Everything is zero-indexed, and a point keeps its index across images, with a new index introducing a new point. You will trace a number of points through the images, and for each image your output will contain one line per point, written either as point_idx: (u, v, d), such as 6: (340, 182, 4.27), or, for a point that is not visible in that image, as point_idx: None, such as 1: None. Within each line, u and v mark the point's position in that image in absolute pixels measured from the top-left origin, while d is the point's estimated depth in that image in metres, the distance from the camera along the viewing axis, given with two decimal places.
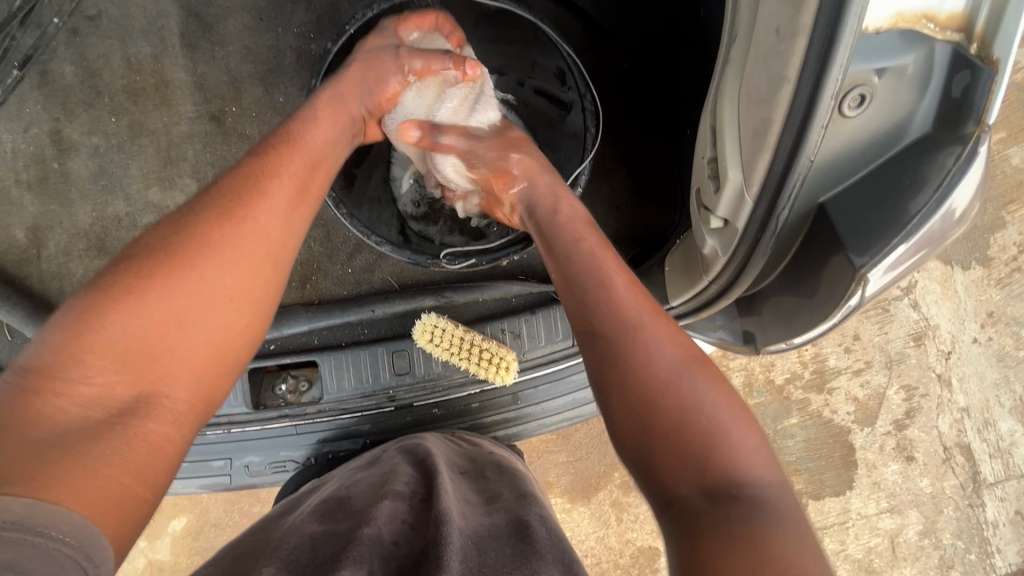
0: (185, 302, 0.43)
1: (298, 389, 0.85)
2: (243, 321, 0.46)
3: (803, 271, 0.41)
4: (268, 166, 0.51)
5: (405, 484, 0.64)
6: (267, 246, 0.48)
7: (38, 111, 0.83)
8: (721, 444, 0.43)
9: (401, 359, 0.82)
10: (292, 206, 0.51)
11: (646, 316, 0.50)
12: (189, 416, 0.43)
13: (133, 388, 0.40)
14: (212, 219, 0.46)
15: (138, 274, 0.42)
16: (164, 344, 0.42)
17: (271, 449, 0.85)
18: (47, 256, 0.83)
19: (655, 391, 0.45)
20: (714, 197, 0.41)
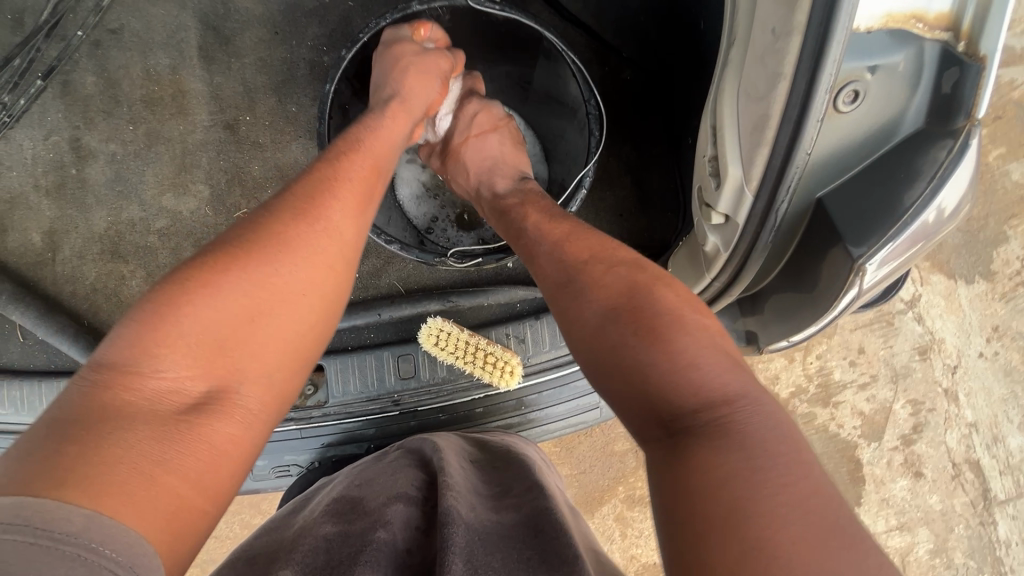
0: (260, 298, 0.43)
1: (303, 393, 0.84)
2: (313, 320, 0.47)
3: (802, 266, 0.42)
4: (337, 172, 0.53)
5: (416, 488, 0.65)
6: (337, 246, 0.49)
7: (59, 119, 0.85)
8: (686, 378, 0.41)
9: (407, 363, 0.82)
10: (357, 208, 0.52)
11: (628, 268, 0.50)
12: (258, 418, 0.42)
13: (206, 386, 0.40)
14: (285, 216, 0.47)
15: (216, 268, 0.43)
16: (238, 340, 0.42)
17: (276, 453, 0.86)
18: (62, 259, 0.84)
19: (622, 339, 0.45)
20: (715, 193, 0.42)
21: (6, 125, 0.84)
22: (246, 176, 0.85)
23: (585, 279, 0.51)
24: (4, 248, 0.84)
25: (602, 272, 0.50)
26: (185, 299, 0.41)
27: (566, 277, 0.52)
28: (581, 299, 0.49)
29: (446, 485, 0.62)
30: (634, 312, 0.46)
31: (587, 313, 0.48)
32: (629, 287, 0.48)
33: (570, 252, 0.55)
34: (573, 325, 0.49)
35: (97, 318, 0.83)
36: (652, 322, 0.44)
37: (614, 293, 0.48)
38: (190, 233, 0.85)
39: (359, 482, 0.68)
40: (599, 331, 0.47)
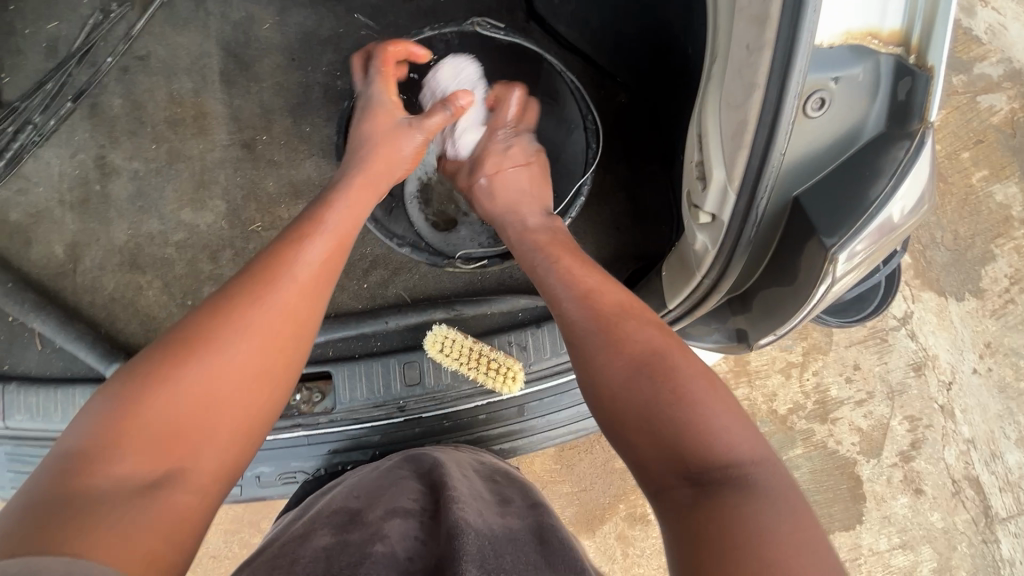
0: (214, 382, 0.48)
1: (311, 400, 0.87)
2: (267, 387, 0.51)
3: (783, 261, 0.46)
4: (292, 245, 0.56)
5: (412, 501, 0.66)
6: (288, 320, 0.53)
7: (85, 137, 0.90)
8: (707, 437, 0.47)
9: (412, 370, 0.85)
10: (317, 274, 0.56)
11: (646, 327, 0.54)
12: (213, 485, 0.47)
13: (162, 465, 0.45)
14: (234, 302, 0.51)
15: (169, 361, 0.47)
16: (194, 421, 0.47)
17: (283, 460, 0.88)
18: (83, 270, 0.88)
19: (650, 396, 0.50)
20: (702, 194, 0.46)
21: (35, 144, 0.89)
22: (261, 192, 0.90)
23: (602, 336, 0.55)
24: (26, 260, 0.88)
25: (620, 330, 0.55)
26: (139, 382, 0.46)
27: (585, 329, 0.57)
28: (598, 356, 0.54)
29: (455, 497, 0.64)
30: (655, 375, 0.50)
31: (607, 369, 0.53)
32: (650, 350, 0.52)
33: (585, 301, 0.59)
34: (587, 379, 0.54)
35: (113, 327, 0.86)
36: (675, 384, 0.49)
37: (633, 352, 0.53)
38: (207, 246, 0.89)
39: (358, 493, 0.70)
40: (618, 387, 0.52)
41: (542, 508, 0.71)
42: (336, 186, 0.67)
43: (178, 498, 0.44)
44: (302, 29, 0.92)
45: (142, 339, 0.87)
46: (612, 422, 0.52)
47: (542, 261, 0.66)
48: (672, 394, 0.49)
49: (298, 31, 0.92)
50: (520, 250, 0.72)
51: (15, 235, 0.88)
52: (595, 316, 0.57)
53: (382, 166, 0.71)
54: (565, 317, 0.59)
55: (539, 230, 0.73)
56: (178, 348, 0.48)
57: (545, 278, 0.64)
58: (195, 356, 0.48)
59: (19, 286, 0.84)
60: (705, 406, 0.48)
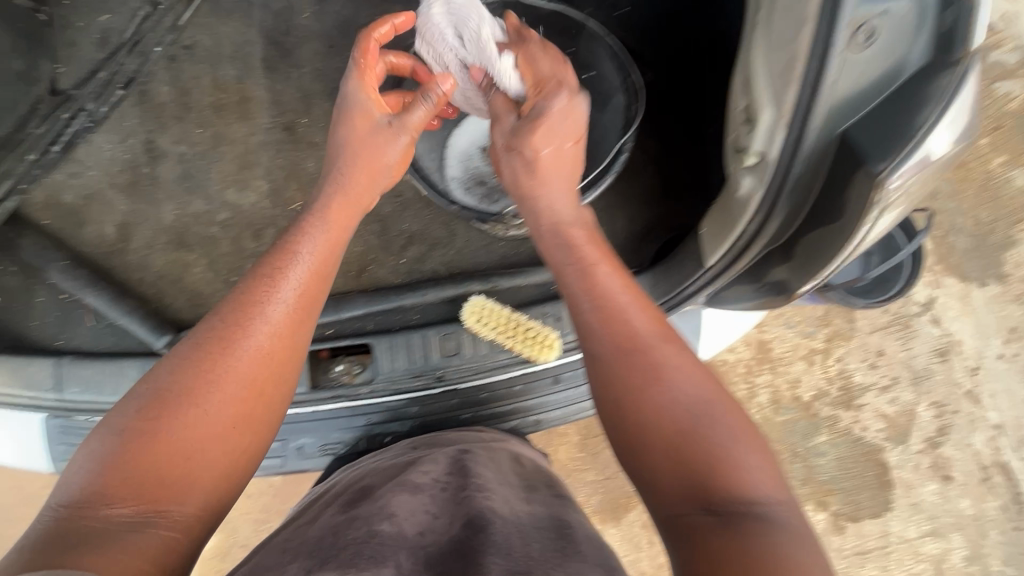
0: (197, 424, 0.51)
1: (352, 370, 0.89)
2: (251, 425, 0.54)
3: (828, 198, 0.48)
4: (269, 283, 0.59)
5: (427, 478, 0.69)
6: (271, 361, 0.56)
7: (135, 123, 0.94)
8: (730, 472, 0.50)
9: (450, 341, 0.87)
10: (296, 314, 0.59)
11: (674, 364, 0.57)
12: (199, 523, 0.49)
13: (148, 505, 0.47)
14: (213, 347, 0.54)
15: (155, 408, 0.51)
16: (179, 461, 0.49)
17: (323, 432, 0.90)
18: (133, 249, 0.91)
19: (670, 430, 0.53)
20: (749, 136, 0.49)
21: (88, 129, 0.93)
22: (301, 172, 0.93)
23: (632, 368, 0.58)
24: (80, 240, 0.92)
25: (649, 364, 0.57)
26: (127, 432, 0.49)
27: (613, 361, 0.59)
28: (624, 390, 0.57)
29: (483, 487, 0.67)
30: (681, 415, 0.54)
31: (629, 402, 0.56)
32: (678, 388, 0.56)
33: (612, 328, 0.60)
34: (609, 410, 0.58)
35: (161, 303, 0.90)
36: (693, 424, 0.53)
37: (658, 388, 0.56)
38: (250, 224, 0.92)
39: (378, 472, 0.74)
40: (638, 422, 0.55)
41: (568, 496, 0.73)
42: (316, 215, 0.69)
43: (170, 530, 0.47)
44: (340, 17, 0.96)
45: (189, 314, 0.90)
46: (628, 450, 0.56)
47: (571, 271, 0.67)
48: (690, 432, 0.53)
49: (336, 19, 0.96)
50: (552, 243, 0.72)
51: (69, 216, 0.92)
52: (621, 344, 0.59)
53: (358, 186, 0.73)
54: (592, 345, 0.61)
55: (572, 232, 0.72)
56: (165, 397, 0.51)
57: (575, 295, 0.64)
58: (183, 404, 0.51)
59: (74, 263, 0.88)
60: (725, 444, 0.52)
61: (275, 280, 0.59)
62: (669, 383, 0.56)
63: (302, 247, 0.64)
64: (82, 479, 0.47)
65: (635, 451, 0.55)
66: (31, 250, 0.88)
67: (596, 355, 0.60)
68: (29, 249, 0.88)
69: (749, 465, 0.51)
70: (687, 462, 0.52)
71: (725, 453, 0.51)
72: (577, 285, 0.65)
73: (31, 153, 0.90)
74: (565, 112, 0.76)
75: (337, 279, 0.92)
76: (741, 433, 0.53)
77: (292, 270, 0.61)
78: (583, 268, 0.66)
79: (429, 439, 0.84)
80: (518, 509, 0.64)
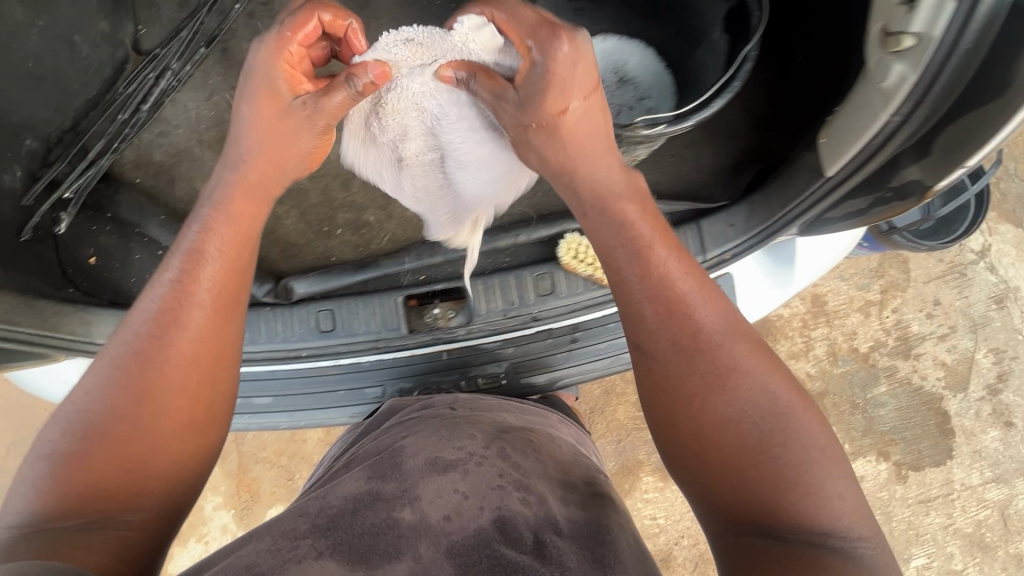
0: (131, 425, 0.59)
1: (446, 314, 0.90)
2: (199, 422, 0.63)
3: (992, 73, 0.48)
4: (182, 297, 0.64)
5: (457, 453, 0.68)
6: (195, 367, 0.63)
7: (220, 81, 0.96)
8: (804, 487, 0.56)
9: (545, 281, 0.88)
10: (209, 326, 0.64)
11: (747, 374, 0.61)
12: (165, 503, 0.60)
13: (116, 493, 0.57)
14: (129, 363, 0.61)
15: (85, 418, 0.59)
16: (138, 456, 0.59)
17: (421, 375, 0.91)
18: None
19: (746, 442, 0.58)
20: (907, 17, 0.52)
21: (173, 88, 0.94)
22: None
23: (707, 378, 0.61)
24: (172, 197, 0.93)
25: (717, 376, 0.61)
26: (89, 439, 0.58)
27: (686, 370, 0.62)
28: (696, 395, 0.61)
29: (523, 484, 0.64)
30: (750, 431, 0.59)
31: (698, 406, 0.61)
32: (748, 402, 0.60)
33: (684, 334, 0.63)
34: (671, 409, 0.62)
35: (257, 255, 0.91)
36: (760, 442, 0.58)
37: (730, 402, 0.60)
38: (338, 173, 0.93)
39: (404, 433, 0.74)
40: (710, 429, 0.60)
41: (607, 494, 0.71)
42: (219, 212, 0.70)
43: (126, 529, 0.56)
44: None
45: (284, 264, 0.91)
46: (693, 459, 0.61)
47: (622, 254, 0.66)
48: (757, 446, 0.58)
49: None
50: (610, 224, 0.69)
51: (161, 174, 0.94)
52: (690, 349, 0.62)
53: (260, 171, 0.74)
54: (658, 346, 0.63)
55: (638, 225, 0.67)
56: (131, 407, 0.60)
57: (638, 292, 0.65)
58: (145, 425, 0.59)
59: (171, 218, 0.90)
60: (794, 460, 0.57)
61: (187, 289, 0.65)
62: (738, 396, 0.60)
63: (210, 249, 0.67)
64: (54, 480, 0.56)
65: (701, 459, 0.60)
66: (130, 206, 0.90)
67: (667, 363, 0.63)
68: (127, 207, 0.90)
69: (816, 477, 0.56)
70: (758, 476, 0.57)
71: (795, 468, 0.56)
72: (638, 283, 0.64)
73: (123, 112, 0.92)
74: (573, 55, 0.65)
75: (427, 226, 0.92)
76: (823, 443, 0.58)
77: (195, 287, 0.65)
78: (641, 245, 0.66)
79: (468, 402, 0.83)
80: (552, 510, 0.61)
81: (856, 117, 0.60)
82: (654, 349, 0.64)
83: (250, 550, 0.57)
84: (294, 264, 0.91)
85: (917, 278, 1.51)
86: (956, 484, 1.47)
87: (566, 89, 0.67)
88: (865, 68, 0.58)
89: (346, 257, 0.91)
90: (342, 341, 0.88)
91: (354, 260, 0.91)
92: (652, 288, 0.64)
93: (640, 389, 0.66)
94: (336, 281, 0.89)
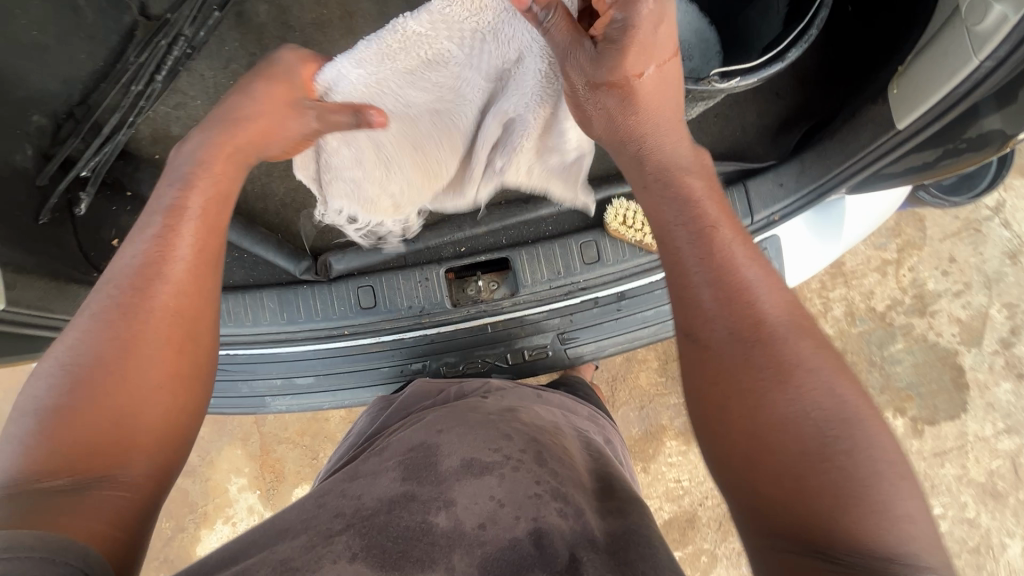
0: (118, 383, 0.51)
1: (489, 287, 0.88)
2: (186, 382, 0.55)
3: None
4: (165, 250, 0.57)
5: (493, 454, 0.64)
6: (184, 322, 0.56)
7: (235, 47, 0.90)
8: (872, 501, 0.42)
9: (590, 249, 0.87)
10: (193, 279, 0.58)
11: (811, 367, 0.47)
12: (156, 479, 0.51)
13: (97, 461, 0.48)
14: (112, 317, 0.54)
15: (69, 378, 0.51)
16: (126, 416, 0.51)
17: (467, 350, 0.89)
18: (250, 178, 0.88)
19: (806, 443, 0.45)
20: None
21: (187, 57, 0.89)
22: None
23: (759, 370, 0.48)
24: None
25: (777, 367, 0.48)
26: (75, 397, 0.50)
27: (732, 356, 0.49)
28: (740, 384, 0.48)
29: (561, 492, 0.60)
30: (794, 439, 0.45)
31: (737, 399, 0.48)
32: (810, 401, 0.46)
33: (733, 314, 0.50)
34: (709, 397, 0.49)
35: (289, 232, 0.88)
36: (813, 451, 0.44)
37: (783, 398, 0.46)
38: None
39: (438, 428, 0.69)
40: (758, 429, 0.46)
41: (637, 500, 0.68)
42: (196, 168, 0.63)
43: (120, 491, 0.48)
44: None
45: (319, 241, 0.88)
46: (731, 457, 0.47)
47: (682, 233, 0.55)
48: (814, 454, 0.44)
49: None
50: (673, 194, 0.59)
51: None
52: (747, 325, 0.50)
53: (237, 150, 0.65)
54: (696, 324, 0.51)
55: (694, 199, 0.58)
56: (112, 362, 0.52)
57: (687, 261, 0.53)
58: (130, 383, 0.51)
59: None
60: (858, 480, 0.42)
61: (167, 243, 0.58)
62: (791, 393, 0.46)
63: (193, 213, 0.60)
64: (31, 445, 0.47)
65: (743, 461, 0.46)
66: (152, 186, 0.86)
67: (707, 338, 0.50)
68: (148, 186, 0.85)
69: (890, 493, 0.42)
70: (805, 487, 0.43)
71: (872, 482, 0.43)
72: (693, 260, 0.53)
73: (136, 84, 0.86)
74: (657, 12, 0.56)
75: None
76: (896, 458, 0.44)
77: (179, 239, 0.58)
78: (715, 220, 0.55)
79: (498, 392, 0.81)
80: (589, 524, 0.57)
81: (940, 64, 0.57)
82: (698, 325, 0.51)
83: (283, 547, 0.52)
84: (329, 241, 0.88)
85: (933, 236, 1.51)
86: (969, 437, 1.51)
87: (645, 51, 0.58)
88: (957, 12, 0.55)
89: None
90: (384, 316, 0.87)
91: None
92: (703, 262, 0.53)
93: (683, 377, 0.53)
94: (375, 256, 0.86)
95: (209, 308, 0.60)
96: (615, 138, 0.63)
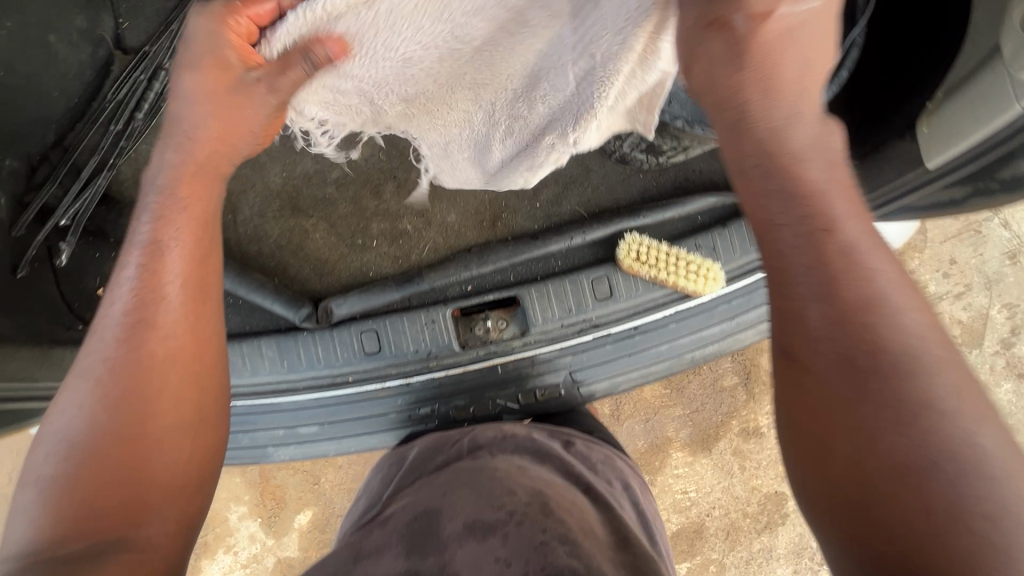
0: (126, 440, 0.45)
1: (498, 326, 0.84)
2: (204, 431, 0.49)
3: None
4: (150, 288, 0.50)
5: (495, 512, 0.60)
6: (187, 360, 0.49)
7: None
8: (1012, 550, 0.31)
9: (602, 285, 0.83)
10: (190, 319, 0.51)
11: (945, 369, 0.36)
12: (178, 534, 0.45)
13: (115, 526, 0.42)
14: (110, 370, 0.47)
15: (70, 443, 0.45)
16: (139, 475, 0.45)
17: (477, 391, 0.86)
18: (243, 221, 0.84)
19: (927, 459, 0.34)
20: None
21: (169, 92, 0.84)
22: None
23: (873, 406, 0.36)
24: None
25: (875, 369, 0.36)
26: (80, 460, 0.44)
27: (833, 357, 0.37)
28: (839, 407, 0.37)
29: (569, 539, 0.56)
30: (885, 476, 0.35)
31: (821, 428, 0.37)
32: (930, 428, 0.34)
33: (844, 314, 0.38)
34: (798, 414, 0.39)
35: (288, 277, 0.83)
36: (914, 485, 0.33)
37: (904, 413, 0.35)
38: (368, 180, 0.85)
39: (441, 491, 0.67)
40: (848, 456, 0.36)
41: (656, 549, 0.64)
42: (163, 194, 0.53)
43: (142, 552, 0.42)
44: None
45: (319, 285, 0.84)
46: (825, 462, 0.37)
47: (763, 169, 0.42)
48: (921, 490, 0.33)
49: None
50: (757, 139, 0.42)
51: None
52: (871, 310, 0.37)
53: (206, 159, 0.54)
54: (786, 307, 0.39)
55: (798, 146, 0.42)
56: (126, 418, 0.46)
57: (784, 238, 0.40)
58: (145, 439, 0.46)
59: None
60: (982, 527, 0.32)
61: (152, 278, 0.50)
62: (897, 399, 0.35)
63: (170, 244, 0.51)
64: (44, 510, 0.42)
65: (836, 471, 0.36)
66: None
67: (806, 315, 0.38)
68: None
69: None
70: (918, 510, 0.33)
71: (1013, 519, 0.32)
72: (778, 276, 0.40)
73: (114, 123, 0.81)
74: None
75: (470, 231, 0.85)
76: None
77: (168, 266, 0.51)
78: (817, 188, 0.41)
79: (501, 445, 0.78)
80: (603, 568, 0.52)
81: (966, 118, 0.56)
82: (795, 297, 0.39)
83: None
84: (330, 285, 0.84)
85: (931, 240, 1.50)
86: None
87: None
88: (996, 59, 0.53)
89: (386, 272, 0.84)
90: (390, 362, 0.82)
91: (395, 274, 0.84)
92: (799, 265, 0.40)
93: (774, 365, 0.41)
94: (379, 299, 0.82)
95: (213, 340, 0.52)
96: (714, 96, 0.45)
